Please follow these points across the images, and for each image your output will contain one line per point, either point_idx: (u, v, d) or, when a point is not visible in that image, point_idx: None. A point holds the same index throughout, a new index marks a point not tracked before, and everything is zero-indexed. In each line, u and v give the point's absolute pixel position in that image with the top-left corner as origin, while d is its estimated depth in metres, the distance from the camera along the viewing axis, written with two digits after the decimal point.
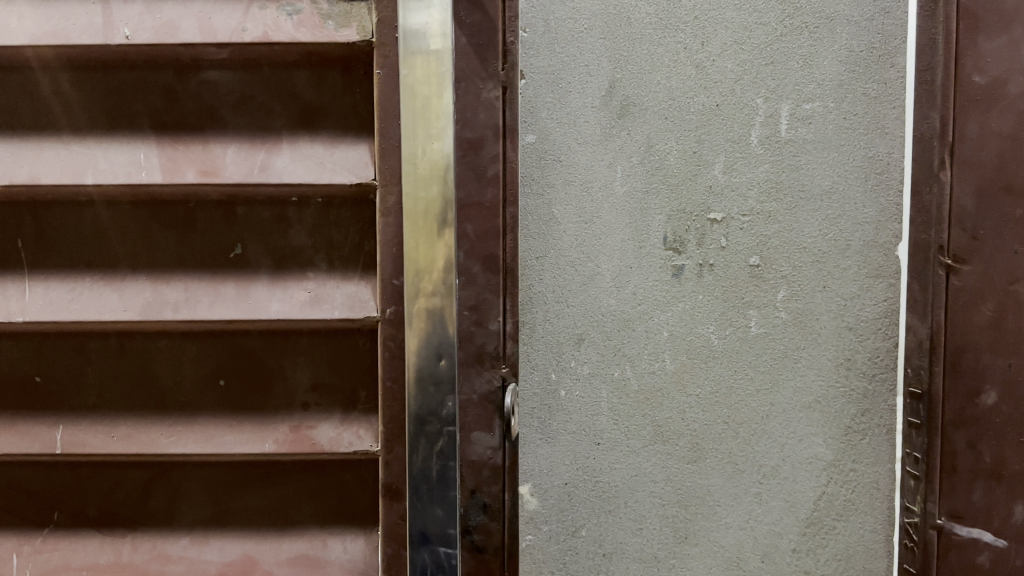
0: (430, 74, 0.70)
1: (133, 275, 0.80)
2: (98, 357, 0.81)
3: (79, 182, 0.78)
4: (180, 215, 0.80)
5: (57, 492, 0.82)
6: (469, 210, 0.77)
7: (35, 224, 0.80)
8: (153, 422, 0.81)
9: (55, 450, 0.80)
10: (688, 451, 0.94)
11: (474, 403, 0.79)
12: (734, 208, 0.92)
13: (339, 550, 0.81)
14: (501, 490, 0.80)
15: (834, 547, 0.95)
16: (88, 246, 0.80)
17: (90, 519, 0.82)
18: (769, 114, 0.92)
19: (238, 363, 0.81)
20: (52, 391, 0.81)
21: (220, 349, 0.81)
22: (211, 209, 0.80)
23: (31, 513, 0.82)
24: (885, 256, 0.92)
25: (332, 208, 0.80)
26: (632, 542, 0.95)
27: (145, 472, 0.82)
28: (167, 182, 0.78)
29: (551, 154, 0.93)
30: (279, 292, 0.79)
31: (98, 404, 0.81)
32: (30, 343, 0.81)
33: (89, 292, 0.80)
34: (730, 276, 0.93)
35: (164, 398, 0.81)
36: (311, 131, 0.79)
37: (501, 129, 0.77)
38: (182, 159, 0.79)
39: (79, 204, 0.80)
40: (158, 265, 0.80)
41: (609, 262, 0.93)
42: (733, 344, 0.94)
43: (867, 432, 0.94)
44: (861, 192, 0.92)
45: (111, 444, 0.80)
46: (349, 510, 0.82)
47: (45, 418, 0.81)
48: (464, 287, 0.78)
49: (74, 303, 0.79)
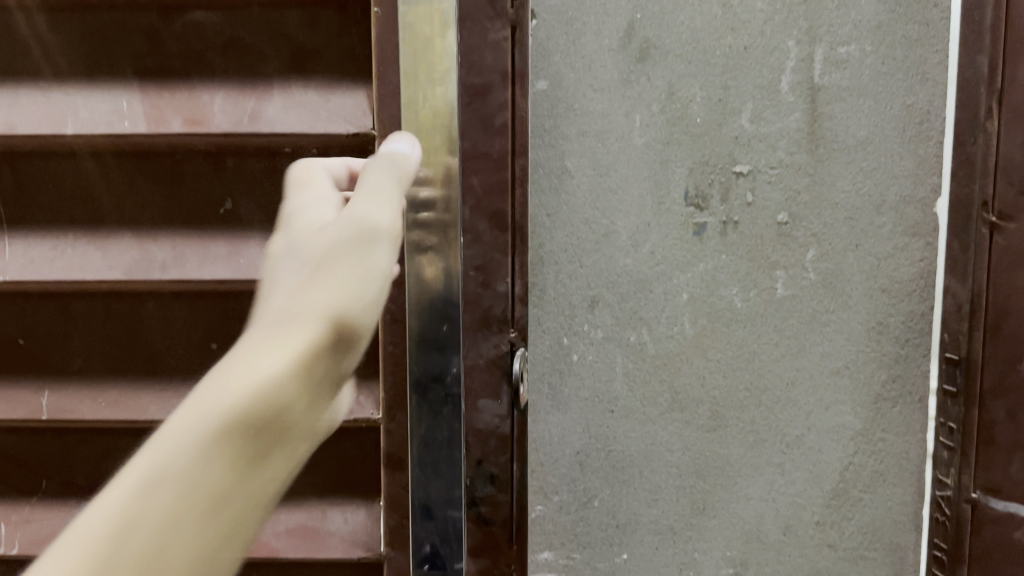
0: (433, 13, 0.64)
1: (117, 233, 0.75)
2: (83, 318, 0.77)
3: (58, 131, 0.73)
4: (167, 167, 0.75)
5: (46, 460, 0.79)
6: (475, 162, 0.71)
7: (13, 176, 0.76)
8: (143, 387, 0.77)
9: (40, 416, 0.77)
10: (708, 420, 0.89)
11: (481, 368, 0.74)
12: (762, 160, 0.86)
13: (339, 521, 0.78)
14: (510, 460, 0.76)
15: (860, 521, 0.90)
16: (69, 201, 0.76)
17: (80, 488, 0.80)
18: (802, 58, 0.85)
19: (230, 324, 0.76)
20: (37, 353, 0.78)
21: (211, 310, 0.76)
22: (199, 161, 0.74)
23: (20, 481, 0.80)
24: (924, 212, 0.86)
25: None
26: (646, 514, 0.91)
27: (136, 439, 0.78)
28: (151, 132, 0.73)
29: (564, 102, 0.86)
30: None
31: (85, 367, 0.78)
32: (11, 305, 0.77)
33: (72, 250, 0.75)
34: (757, 234, 0.87)
35: (154, 361, 0.77)
36: (304, 77, 0.73)
37: (510, 74, 0.70)
38: (166, 107, 0.73)
39: (59, 155, 0.75)
40: (144, 223, 0.75)
41: (626, 219, 0.87)
42: (758, 306, 0.88)
43: (898, 399, 0.88)
44: (898, 143, 0.85)
45: (98, 410, 0.77)
46: (349, 480, 0.78)
47: (31, 381, 0.78)
48: (470, 245, 0.73)
49: (56, 262, 0.75)
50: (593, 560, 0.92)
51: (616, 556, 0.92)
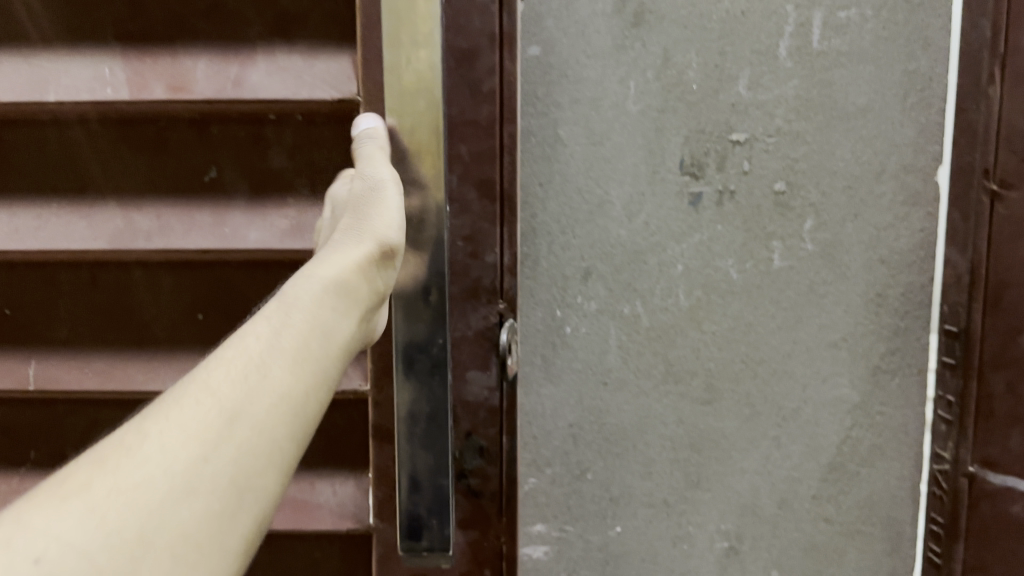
0: None
1: (100, 202, 0.74)
2: (69, 288, 0.76)
3: (39, 98, 0.72)
4: (150, 135, 0.73)
5: (36, 431, 0.79)
6: (462, 129, 0.70)
7: None
8: (130, 357, 0.77)
9: (27, 386, 0.76)
10: (703, 393, 0.88)
11: (469, 340, 0.73)
12: (759, 128, 0.84)
13: (328, 493, 0.78)
14: (499, 434, 0.75)
15: (856, 495, 0.89)
16: (52, 170, 0.74)
17: (68, 459, 0.79)
18: (800, 23, 0.83)
19: (217, 296, 0.75)
20: (22, 324, 0.77)
21: (197, 281, 0.75)
22: (182, 128, 0.73)
23: (8, 452, 0.80)
24: (924, 182, 0.84)
25: (314, 127, 0.73)
26: (640, 487, 0.90)
27: (123, 410, 0.78)
28: (134, 99, 0.71)
29: (557, 68, 0.84)
30: (257, 220, 0.74)
31: (71, 338, 0.77)
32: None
33: (55, 219, 0.74)
34: (753, 205, 0.85)
35: (140, 332, 0.76)
36: (288, 42, 0.71)
37: (498, 37, 0.69)
38: (148, 73, 0.72)
39: (41, 122, 0.74)
40: (128, 191, 0.74)
41: (620, 188, 0.86)
42: (754, 278, 0.86)
43: (896, 371, 0.87)
44: (899, 111, 0.83)
45: (85, 380, 0.76)
46: (338, 453, 0.78)
47: (17, 351, 0.77)
48: (458, 215, 0.71)
49: (40, 231, 0.74)
50: (586, 533, 0.91)
51: (610, 529, 0.91)
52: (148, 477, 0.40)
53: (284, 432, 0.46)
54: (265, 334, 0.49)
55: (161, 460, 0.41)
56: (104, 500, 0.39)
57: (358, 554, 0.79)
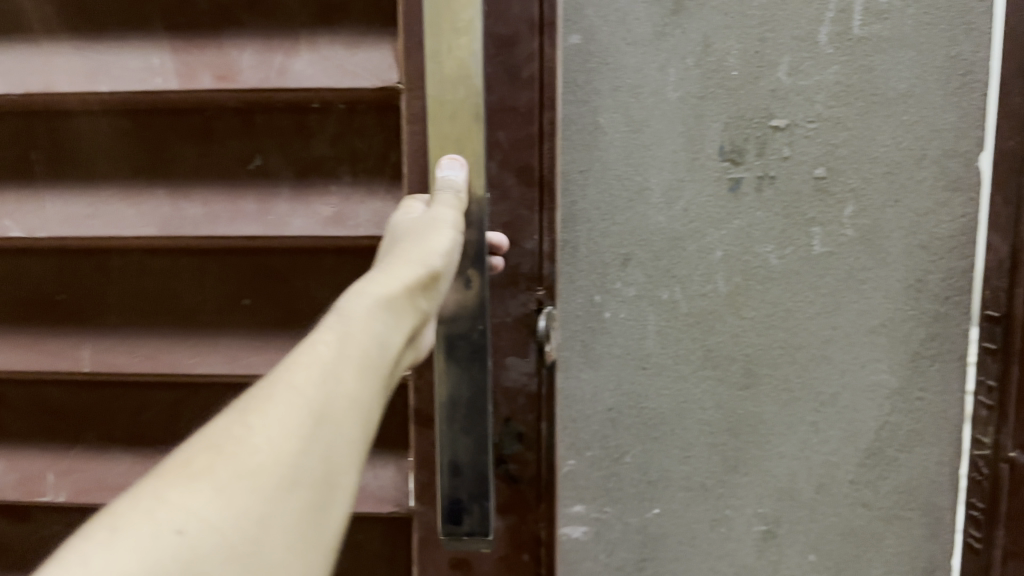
0: None
1: (151, 189, 0.76)
2: (120, 274, 0.79)
3: (90, 89, 0.74)
4: (198, 124, 0.75)
5: (89, 413, 0.82)
6: (502, 116, 0.72)
7: (50, 135, 0.77)
8: (179, 342, 0.79)
9: (81, 368, 0.79)
10: (741, 377, 0.89)
11: (507, 326, 0.76)
12: (800, 114, 0.84)
13: (370, 477, 0.80)
14: (537, 420, 0.77)
15: (895, 480, 0.89)
16: (102, 158, 0.77)
17: (120, 439, 0.82)
18: (841, 8, 0.82)
19: (263, 282, 0.77)
20: (76, 309, 0.80)
21: (243, 267, 0.77)
22: (228, 117, 0.75)
23: (64, 432, 0.83)
24: (965, 167, 0.83)
25: (357, 115, 0.74)
26: (678, 471, 0.91)
27: (171, 394, 0.80)
28: (180, 88, 0.73)
29: (597, 56, 0.85)
30: (301, 208, 0.75)
31: (122, 322, 0.79)
32: (53, 260, 0.79)
33: (106, 207, 0.77)
34: (793, 190, 0.86)
35: (189, 318, 0.79)
36: (330, 29, 0.73)
37: (538, 24, 0.70)
38: (195, 62, 0.74)
39: (92, 113, 0.76)
40: (178, 178, 0.76)
41: (659, 175, 0.86)
42: (794, 264, 0.87)
43: (936, 357, 0.87)
44: (940, 96, 0.82)
45: (136, 364, 0.79)
46: (381, 435, 0.80)
47: (71, 335, 0.80)
48: (497, 202, 0.73)
49: (92, 219, 0.77)
50: (624, 515, 0.93)
51: (648, 511, 0.92)
52: (250, 470, 0.39)
53: (359, 434, 0.46)
54: (340, 336, 0.48)
55: (261, 455, 0.40)
56: (231, 480, 0.38)
57: (399, 535, 0.82)
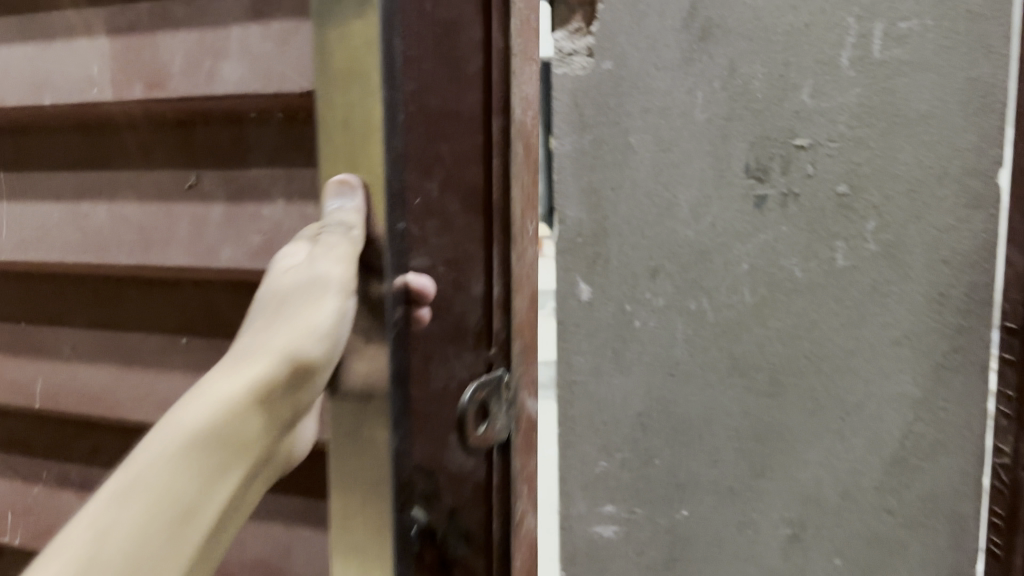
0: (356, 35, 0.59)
1: (95, 208, 0.84)
2: (84, 301, 0.90)
3: (41, 101, 0.84)
4: (146, 137, 0.81)
5: (57, 446, 0.96)
6: (449, 122, 0.72)
7: (28, 149, 0.89)
8: (127, 372, 0.87)
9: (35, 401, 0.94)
10: (767, 386, 0.93)
11: (449, 395, 0.75)
12: (822, 134, 0.89)
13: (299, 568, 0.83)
14: (477, 504, 0.78)
15: (920, 488, 0.92)
16: (65, 170, 0.87)
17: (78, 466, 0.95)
18: (862, 34, 0.87)
19: (198, 318, 0.83)
20: (50, 326, 0.93)
21: (182, 302, 0.84)
22: (172, 130, 0.80)
23: (39, 457, 0.97)
24: (985, 185, 0.87)
25: (293, 125, 0.74)
26: (707, 475, 0.95)
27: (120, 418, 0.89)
28: (117, 98, 0.79)
29: (627, 80, 0.90)
30: (233, 232, 0.78)
31: (82, 348, 0.90)
32: (30, 284, 0.93)
33: (63, 229, 0.86)
34: (817, 206, 0.90)
35: (134, 350, 0.87)
36: (263, 24, 0.71)
37: (475, 16, 0.72)
38: (134, 73, 0.78)
39: (58, 132, 0.87)
40: (116, 198, 0.83)
41: (687, 192, 0.91)
42: (819, 277, 0.90)
43: (959, 368, 0.90)
44: (959, 117, 0.86)
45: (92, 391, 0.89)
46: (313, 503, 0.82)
47: (44, 354, 0.93)
48: (444, 235, 0.74)
49: (52, 235, 0.87)
50: (653, 516, 0.97)
51: (677, 513, 0.96)
52: None
53: None
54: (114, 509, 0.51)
55: None
56: None
57: None
